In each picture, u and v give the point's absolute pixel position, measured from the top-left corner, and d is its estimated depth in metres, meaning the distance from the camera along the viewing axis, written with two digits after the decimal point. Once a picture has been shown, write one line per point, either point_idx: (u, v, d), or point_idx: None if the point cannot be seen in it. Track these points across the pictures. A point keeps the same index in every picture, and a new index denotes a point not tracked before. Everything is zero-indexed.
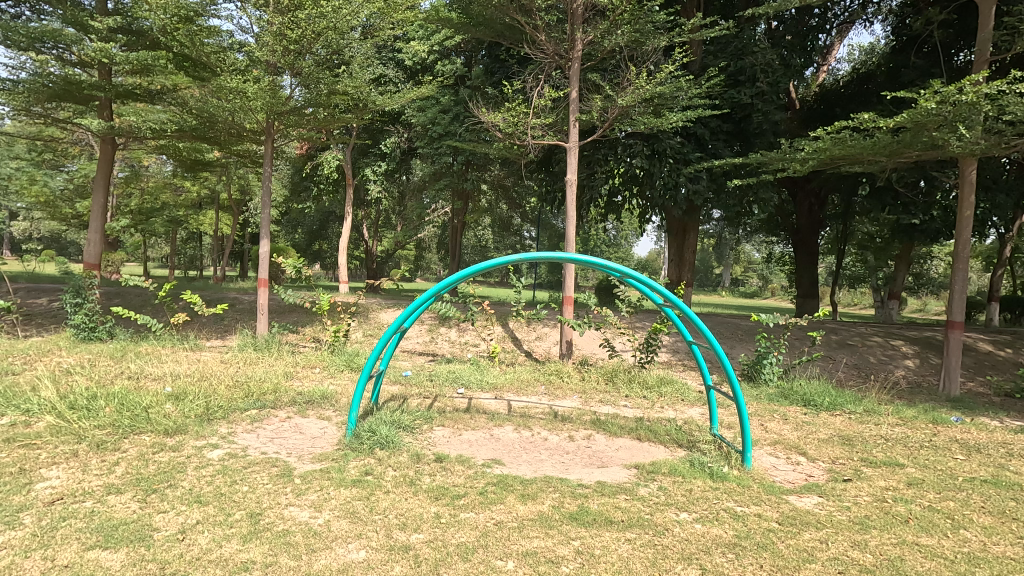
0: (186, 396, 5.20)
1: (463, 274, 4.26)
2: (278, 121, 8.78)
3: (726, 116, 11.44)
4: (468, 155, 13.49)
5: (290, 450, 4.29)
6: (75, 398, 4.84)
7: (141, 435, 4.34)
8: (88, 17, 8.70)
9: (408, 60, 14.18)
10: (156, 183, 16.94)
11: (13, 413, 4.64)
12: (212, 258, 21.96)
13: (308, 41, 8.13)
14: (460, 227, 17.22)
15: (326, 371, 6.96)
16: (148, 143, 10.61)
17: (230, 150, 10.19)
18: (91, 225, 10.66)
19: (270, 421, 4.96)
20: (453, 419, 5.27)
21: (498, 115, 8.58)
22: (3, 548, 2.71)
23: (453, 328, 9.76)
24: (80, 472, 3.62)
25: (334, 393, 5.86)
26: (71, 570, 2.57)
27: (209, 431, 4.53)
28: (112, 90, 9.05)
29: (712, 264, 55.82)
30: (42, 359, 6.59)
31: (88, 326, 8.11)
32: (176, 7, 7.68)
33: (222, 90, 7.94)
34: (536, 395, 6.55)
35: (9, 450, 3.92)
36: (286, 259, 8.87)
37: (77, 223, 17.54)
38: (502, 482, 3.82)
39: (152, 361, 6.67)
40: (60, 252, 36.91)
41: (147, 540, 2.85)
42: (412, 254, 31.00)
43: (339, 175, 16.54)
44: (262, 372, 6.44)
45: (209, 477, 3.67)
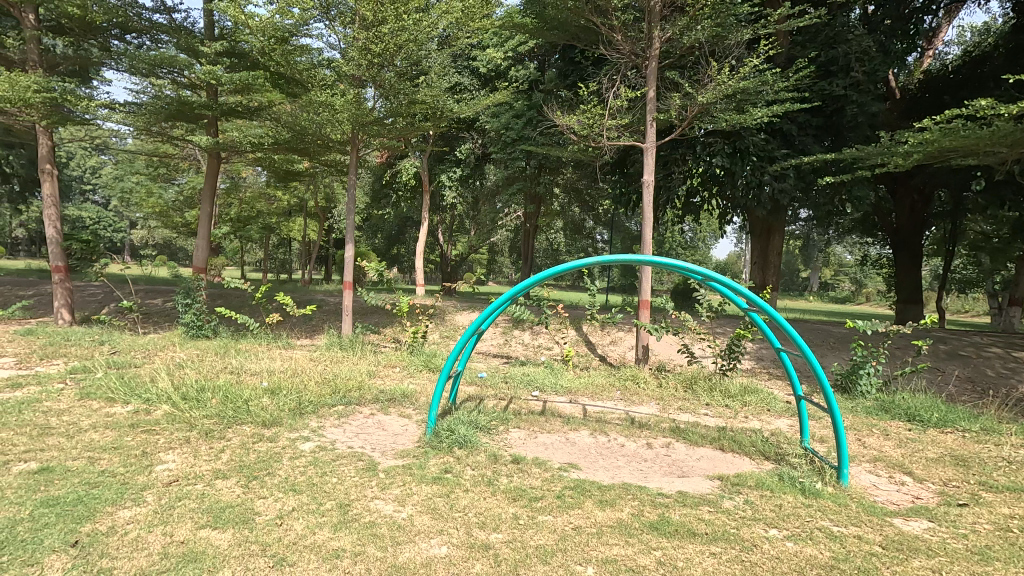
0: (281, 391, 5.57)
1: (538, 278, 4.26)
2: (362, 131, 9.22)
3: (816, 110, 10.77)
4: (541, 158, 13.51)
5: (374, 446, 4.46)
6: (187, 389, 5.33)
7: (243, 425, 4.70)
8: (198, 43, 9.54)
9: (483, 68, 14.47)
10: (253, 193, 18.36)
11: (135, 401, 5.20)
12: (301, 262, 23.46)
13: (390, 54, 8.50)
14: (533, 231, 17.28)
15: (406, 370, 7.23)
16: (248, 157, 11.47)
17: (319, 161, 10.80)
18: (199, 231, 11.71)
19: (356, 417, 5.21)
20: (529, 421, 5.30)
21: (573, 117, 8.54)
22: (131, 522, 3.01)
23: (526, 331, 9.83)
24: (191, 457, 3.97)
25: (414, 392, 6.07)
26: (187, 546, 2.81)
27: (301, 424, 4.83)
28: (218, 108, 9.84)
29: (798, 267, 52.86)
30: (159, 354, 7.27)
31: (197, 324, 8.88)
32: (273, 29, 8.23)
33: (313, 104, 8.52)
34: (611, 400, 6.44)
35: (134, 434, 4.37)
36: (370, 262, 9.27)
37: (185, 231, 19.27)
38: (580, 487, 3.79)
39: (250, 358, 7.19)
40: (171, 256, 40.57)
41: (250, 523, 3.07)
42: (486, 258, 31.65)
43: (416, 182, 17.18)
44: (348, 370, 6.77)
45: (303, 467, 3.91)
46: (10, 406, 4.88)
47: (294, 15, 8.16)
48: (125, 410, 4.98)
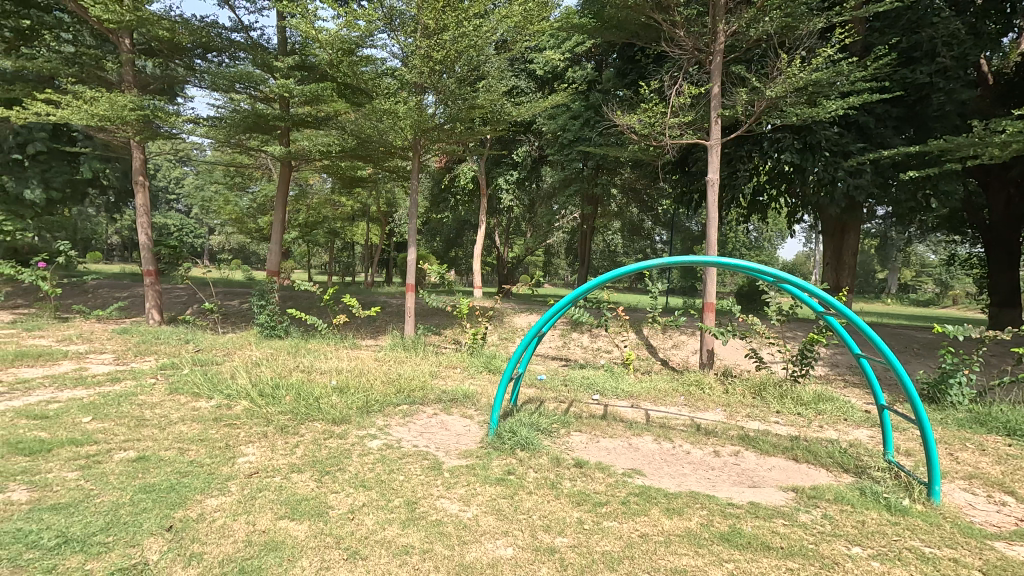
0: (349, 389, 5.79)
1: (603, 279, 4.24)
2: (423, 138, 9.44)
3: (897, 100, 10.08)
4: (599, 159, 13.37)
5: (438, 445, 4.55)
6: (263, 386, 5.63)
7: (315, 421, 4.92)
8: (272, 59, 10.08)
9: (540, 70, 14.49)
10: (319, 199, 19.20)
11: (217, 396, 5.54)
12: (364, 265, 24.29)
13: (451, 60, 8.66)
14: (591, 232, 17.12)
15: (466, 371, 7.34)
16: (316, 165, 12.00)
17: (382, 167, 11.17)
18: (272, 236, 12.36)
19: (420, 416, 5.33)
20: (591, 425, 5.25)
21: (634, 116, 8.39)
22: (218, 510, 3.21)
23: (585, 334, 9.75)
24: (269, 450, 4.19)
25: (475, 393, 6.15)
26: (268, 536, 2.96)
27: (368, 422, 4.99)
28: (289, 119, 10.35)
29: (874, 268, 49.64)
30: (237, 353, 7.72)
31: (270, 325, 9.36)
32: (341, 41, 8.57)
33: (377, 112, 8.81)
34: (675, 406, 6.27)
35: (218, 428, 4.66)
36: (431, 265, 9.48)
37: (258, 236, 20.40)
38: (645, 493, 3.71)
39: (319, 357, 7.51)
40: (245, 260, 43.04)
41: (325, 516, 3.20)
42: (542, 260, 31.65)
43: (474, 185, 17.42)
44: (411, 370, 6.94)
45: (371, 464, 4.04)
46: (110, 398, 5.32)
47: (361, 27, 8.47)
48: (209, 405, 5.32)
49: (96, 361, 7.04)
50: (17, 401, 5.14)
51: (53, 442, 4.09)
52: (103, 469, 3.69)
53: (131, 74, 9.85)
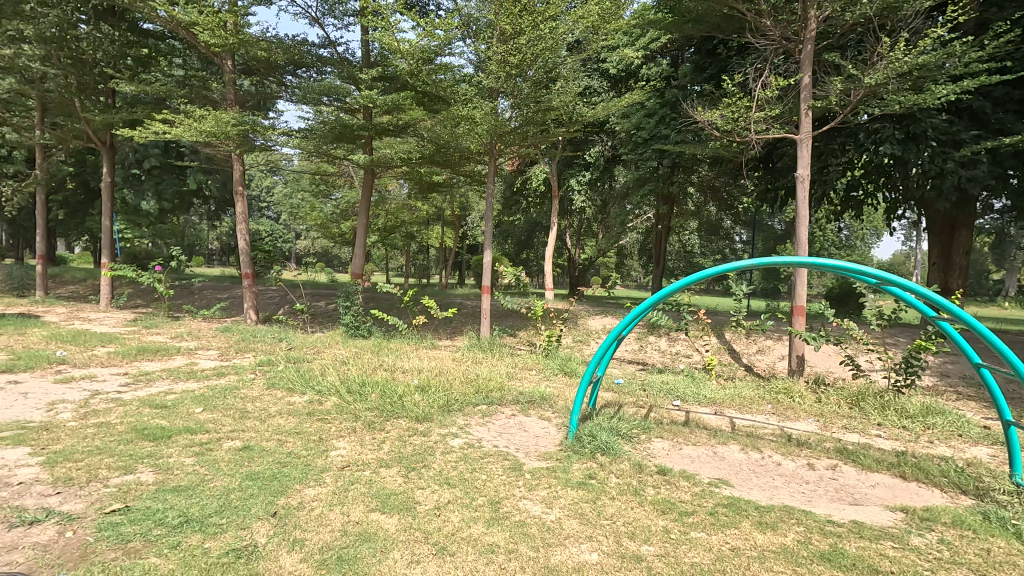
0: (430, 388, 5.96)
1: (689, 280, 4.07)
2: (499, 142, 9.58)
3: (1019, 81, 9.05)
4: (676, 157, 12.97)
5: (518, 446, 4.59)
6: (351, 384, 5.93)
7: (399, 419, 5.11)
8: (356, 72, 10.60)
9: (614, 69, 14.28)
10: (397, 204, 19.95)
11: (310, 392, 5.89)
12: (439, 267, 24.97)
13: (527, 63, 8.72)
14: (667, 233, 16.66)
15: (542, 374, 7.35)
16: (395, 171, 12.49)
17: (459, 172, 11.44)
18: (356, 240, 12.99)
19: (498, 417, 5.40)
20: (673, 432, 5.09)
21: (715, 112, 8.08)
22: (316, 500, 3.41)
23: (663, 337, 9.50)
24: (358, 445, 4.39)
25: (552, 396, 6.15)
26: (362, 527, 3.10)
27: (450, 421, 5.12)
28: (372, 128, 10.84)
29: (987, 268, 44.81)
30: (325, 351, 8.17)
31: (355, 325, 9.83)
32: (422, 51, 8.87)
33: (454, 118, 9.04)
34: (762, 414, 5.96)
35: (311, 422, 4.96)
36: (506, 267, 9.59)
37: (341, 241, 21.50)
38: (734, 505, 3.56)
39: (400, 356, 7.80)
40: (329, 263, 45.51)
41: (413, 511, 3.31)
42: (614, 261, 31.14)
43: (546, 187, 17.43)
44: (488, 371, 7.05)
45: (454, 462, 4.14)
46: (218, 391, 5.80)
47: (440, 37, 8.73)
48: (303, 399, 5.67)
49: (204, 357, 7.71)
50: (140, 391, 5.72)
51: (172, 429, 4.51)
52: (214, 456, 4.02)
53: (233, 93, 10.70)
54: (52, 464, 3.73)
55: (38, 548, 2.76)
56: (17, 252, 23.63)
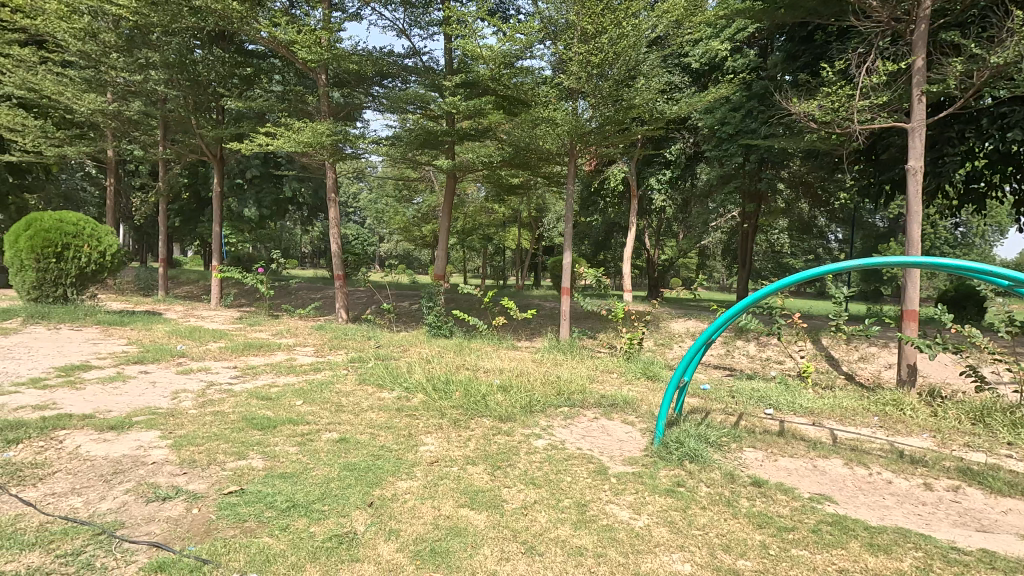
0: (512, 388, 6.02)
1: (786, 282, 3.82)
2: (579, 142, 9.53)
3: None
4: (765, 152, 12.30)
5: (602, 450, 4.54)
6: (436, 382, 6.12)
7: (483, 417, 5.21)
8: (440, 80, 10.94)
9: (697, 63, 13.78)
10: (475, 207, 20.37)
11: (398, 388, 6.14)
12: (516, 269, 25.21)
13: (609, 62, 8.60)
14: (754, 232, 15.83)
15: (623, 377, 7.23)
16: (475, 175, 12.76)
17: (538, 174, 11.49)
18: (438, 243, 13.39)
19: (581, 419, 5.38)
20: (767, 442, 4.82)
21: (813, 103, 7.58)
22: (408, 492, 3.55)
23: (752, 342, 9.03)
24: (445, 441, 4.53)
25: (635, 400, 6.02)
26: (451, 521, 3.19)
27: (532, 421, 5.16)
28: (454, 133, 11.13)
29: None
30: (411, 350, 8.49)
31: (437, 324, 10.14)
32: (503, 56, 9.01)
33: (535, 120, 9.09)
34: (868, 427, 5.51)
35: (400, 417, 5.17)
36: (586, 268, 9.51)
37: (423, 243, 22.26)
38: (840, 524, 3.31)
39: (482, 356, 7.95)
40: (410, 265, 47.28)
41: (500, 509, 3.37)
42: (696, 262, 30.04)
43: (625, 187, 17.11)
44: (569, 373, 7.02)
45: (539, 463, 4.16)
46: (315, 385, 6.19)
47: (521, 41, 8.83)
48: (392, 395, 5.93)
49: (303, 353, 8.27)
50: (249, 383, 6.24)
51: (277, 419, 4.87)
52: (315, 446, 4.29)
53: (326, 105, 11.38)
54: (178, 446, 4.14)
55: (170, 522, 3.06)
56: (143, 256, 26.49)
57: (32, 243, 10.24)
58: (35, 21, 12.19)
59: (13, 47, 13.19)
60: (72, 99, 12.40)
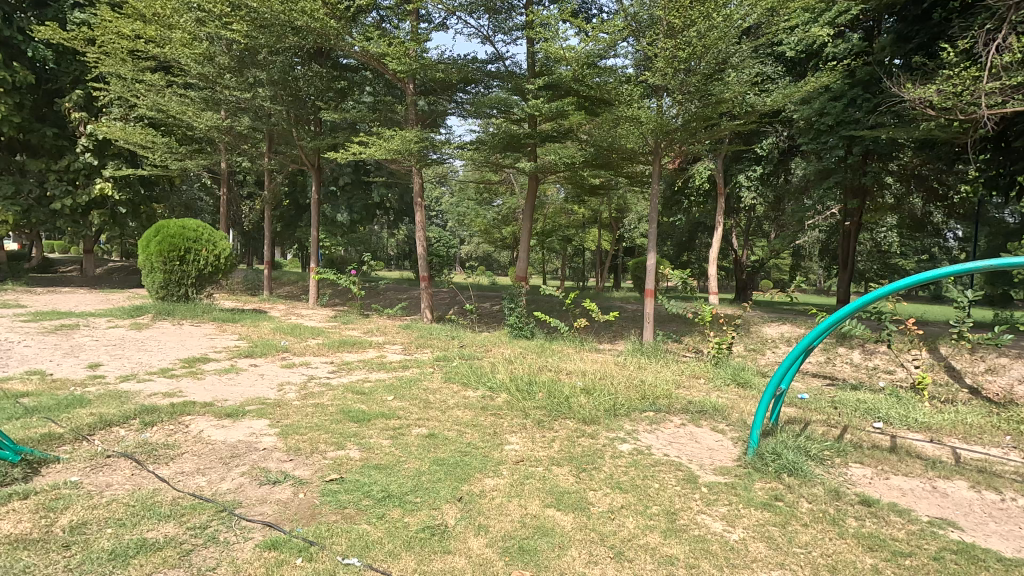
0: (595, 391, 5.95)
1: (899, 285, 3.48)
2: (664, 140, 9.27)
3: None
4: (871, 143, 11.34)
5: (690, 457, 4.39)
6: (520, 382, 6.17)
7: (567, 419, 5.19)
8: (523, 83, 11.06)
9: (792, 51, 12.97)
10: (555, 209, 20.37)
11: (482, 387, 6.27)
12: (596, 270, 24.92)
13: (697, 56, 8.31)
14: (857, 230, 14.63)
15: (712, 383, 6.93)
16: (556, 176, 12.76)
17: (620, 174, 11.30)
18: (519, 244, 13.52)
19: (668, 425, 5.22)
20: (876, 458, 4.44)
21: (930, 87, 6.91)
22: (495, 489, 3.62)
23: (856, 349, 8.35)
24: (530, 442, 4.57)
25: (726, 407, 5.76)
26: (538, 521, 3.21)
27: (617, 425, 5.08)
28: (536, 136, 11.19)
29: None
30: (493, 350, 8.63)
31: (518, 325, 10.24)
32: (586, 56, 8.96)
33: (618, 119, 8.95)
34: (998, 447, 4.91)
35: (486, 416, 5.27)
36: (671, 269, 9.22)
37: (503, 245, 22.57)
38: (967, 553, 2.99)
39: (564, 358, 7.94)
40: (490, 266, 48.10)
41: (587, 511, 3.35)
42: (790, 263, 28.23)
43: (711, 185, 16.42)
44: (653, 377, 6.84)
45: (625, 467, 4.09)
46: (404, 382, 6.47)
47: (605, 40, 8.75)
48: (476, 394, 6.06)
49: (392, 351, 8.66)
50: (344, 378, 6.62)
51: (371, 413, 5.14)
52: (406, 440, 4.48)
53: (413, 113, 11.85)
54: (284, 435, 4.48)
55: (280, 504, 3.33)
56: (250, 259, 28.91)
57: (160, 247, 11.54)
58: (164, 49, 13.67)
59: (146, 73, 14.85)
60: (193, 117, 13.77)
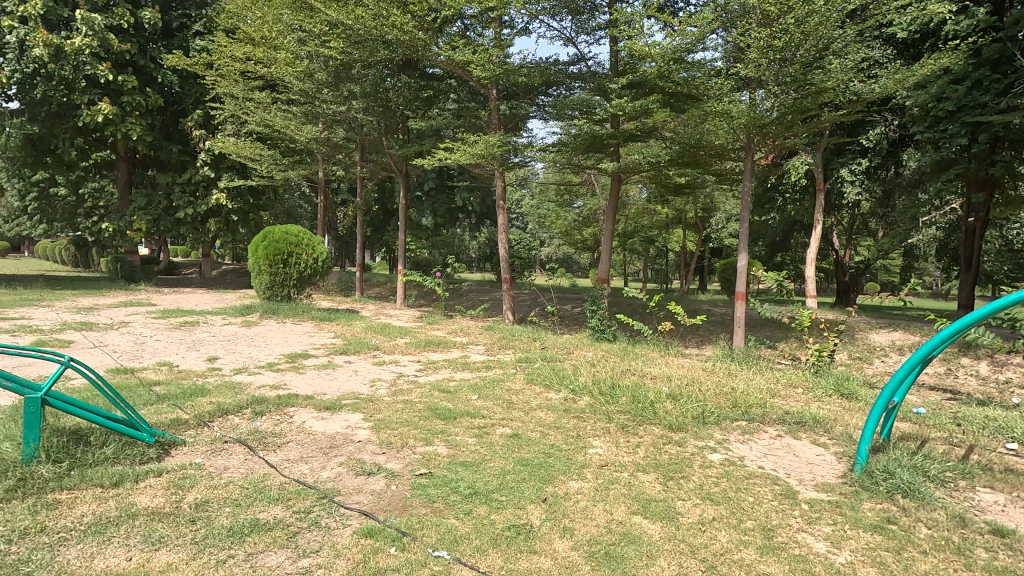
0: (682, 397, 5.73)
1: None
2: (758, 135, 8.80)
3: None
4: (1001, 129, 10.12)
5: (788, 471, 4.12)
6: (603, 386, 6.08)
7: (652, 425, 5.05)
8: (606, 83, 10.91)
9: (903, 32, 11.87)
10: (638, 209, 19.91)
11: (564, 389, 6.25)
12: (680, 272, 24.08)
13: (795, 44, 7.82)
14: (984, 227, 13.08)
15: (811, 394, 6.47)
16: (640, 176, 12.47)
17: (709, 171, 10.85)
18: (601, 246, 13.34)
19: (762, 436, 4.94)
20: (1010, 483, 3.94)
21: None
22: (580, 493, 3.59)
23: (984, 360, 7.47)
24: (614, 446, 4.49)
25: (828, 419, 5.35)
26: (624, 527, 3.15)
27: (706, 434, 4.88)
28: (620, 135, 11.00)
29: None
30: (575, 353, 8.56)
31: (600, 328, 10.11)
32: (673, 51, 8.71)
33: (708, 115, 8.60)
34: None
35: (569, 418, 5.24)
36: (765, 271, 8.71)
37: (584, 247, 22.38)
38: None
39: (648, 362, 7.74)
40: (570, 268, 47.84)
41: (675, 521, 3.25)
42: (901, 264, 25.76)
43: (809, 180, 15.35)
44: (746, 384, 6.49)
45: (715, 478, 3.92)
46: (488, 381, 6.60)
47: (694, 33, 8.46)
48: (558, 396, 6.05)
49: (475, 351, 8.86)
50: (431, 377, 6.86)
51: (457, 411, 5.28)
52: (491, 439, 4.57)
53: (496, 118, 12.07)
54: (377, 428, 4.72)
55: (374, 494, 3.50)
56: (343, 262, 30.67)
57: (266, 251, 12.52)
58: (270, 69, 14.86)
59: (255, 92, 16.22)
60: (295, 131, 14.87)
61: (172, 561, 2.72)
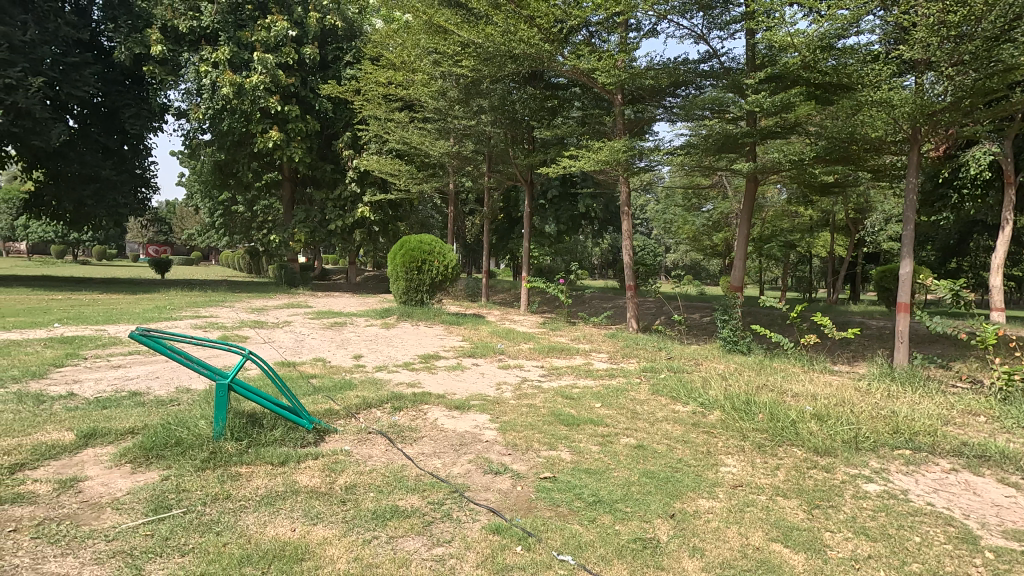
0: (829, 417, 5.17)
1: None
2: (927, 123, 7.71)
3: None
4: None
5: (967, 512, 3.55)
6: (735, 400, 5.69)
7: (793, 447, 4.65)
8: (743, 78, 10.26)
9: None
10: (775, 211, 18.44)
11: (692, 402, 5.98)
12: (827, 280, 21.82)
13: (977, 17, 6.76)
14: None
15: (998, 424, 5.52)
16: (780, 176, 11.53)
17: (865, 167, 9.71)
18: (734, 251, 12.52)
19: (931, 469, 4.31)
20: None
21: None
22: (712, 513, 3.41)
23: None
24: (750, 467, 4.19)
25: (1021, 455, 4.53)
26: (763, 554, 2.94)
27: (860, 461, 4.37)
28: (758, 133, 10.26)
29: None
30: (704, 364, 8.14)
31: (733, 339, 9.49)
32: (820, 38, 7.99)
33: (864, 105, 7.73)
34: None
35: (698, 433, 4.99)
36: (934, 279, 7.57)
37: (713, 253, 21.18)
38: None
39: (788, 378, 7.13)
40: (699, 275, 45.37)
41: (822, 553, 2.97)
42: None
43: (993, 173, 13.10)
44: (910, 407, 5.70)
45: (871, 511, 3.50)
46: (611, 390, 6.50)
47: (845, 18, 7.69)
48: (686, 409, 5.80)
49: (598, 358, 8.80)
50: (555, 382, 6.95)
51: (581, 418, 5.29)
52: (615, 448, 4.50)
53: (622, 123, 11.92)
54: (504, 430, 4.89)
55: (501, 493, 3.64)
56: (471, 269, 32.06)
57: (403, 259, 13.53)
58: (408, 91, 16.12)
59: (395, 113, 17.67)
60: (429, 146, 15.95)
61: (327, 535, 3.05)
